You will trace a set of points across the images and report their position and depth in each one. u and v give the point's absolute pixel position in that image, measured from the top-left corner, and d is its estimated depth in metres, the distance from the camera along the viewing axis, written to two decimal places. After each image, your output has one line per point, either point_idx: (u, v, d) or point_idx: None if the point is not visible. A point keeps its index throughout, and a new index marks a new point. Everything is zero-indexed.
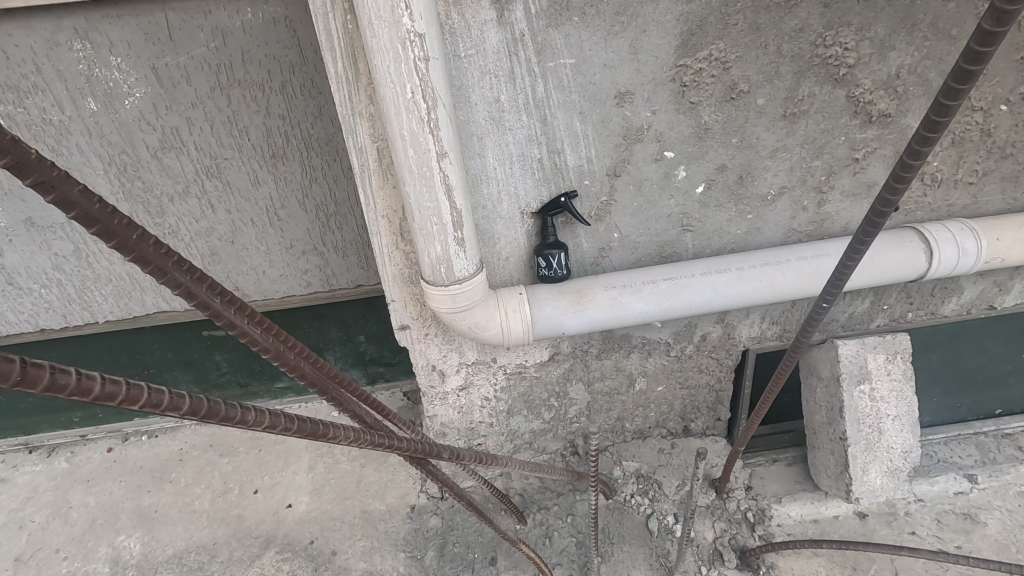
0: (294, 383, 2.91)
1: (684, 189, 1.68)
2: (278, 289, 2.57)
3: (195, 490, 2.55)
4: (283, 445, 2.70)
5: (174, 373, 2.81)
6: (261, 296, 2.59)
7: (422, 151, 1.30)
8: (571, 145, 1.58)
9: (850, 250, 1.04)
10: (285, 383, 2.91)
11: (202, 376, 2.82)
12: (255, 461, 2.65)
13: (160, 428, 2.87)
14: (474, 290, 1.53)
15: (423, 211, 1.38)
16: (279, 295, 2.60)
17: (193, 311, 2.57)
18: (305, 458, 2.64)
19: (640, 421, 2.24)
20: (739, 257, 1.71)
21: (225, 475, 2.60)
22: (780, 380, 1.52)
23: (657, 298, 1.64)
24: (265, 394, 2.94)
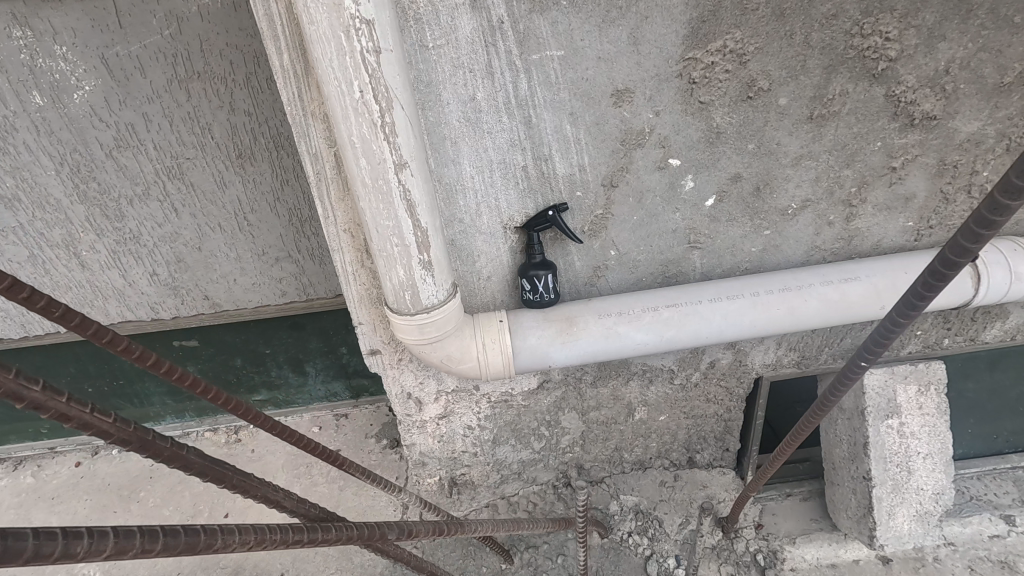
0: (273, 396, 2.73)
1: (692, 201, 1.45)
2: (251, 298, 2.38)
3: (163, 512, 2.39)
4: (259, 464, 2.54)
5: (144, 384, 2.64)
6: (233, 306, 2.40)
7: (377, 160, 1.09)
8: (560, 150, 1.36)
9: (903, 301, 0.81)
10: (262, 395, 2.73)
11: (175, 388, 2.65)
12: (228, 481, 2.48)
13: (131, 441, 2.72)
14: (447, 318, 1.33)
15: (382, 230, 1.17)
16: (252, 305, 2.40)
17: (160, 321, 2.40)
18: (281, 479, 2.48)
19: (640, 452, 2.04)
20: (754, 280, 1.48)
21: (195, 496, 2.43)
22: (796, 438, 1.23)
23: (658, 328, 1.42)
24: (241, 407, 2.75)
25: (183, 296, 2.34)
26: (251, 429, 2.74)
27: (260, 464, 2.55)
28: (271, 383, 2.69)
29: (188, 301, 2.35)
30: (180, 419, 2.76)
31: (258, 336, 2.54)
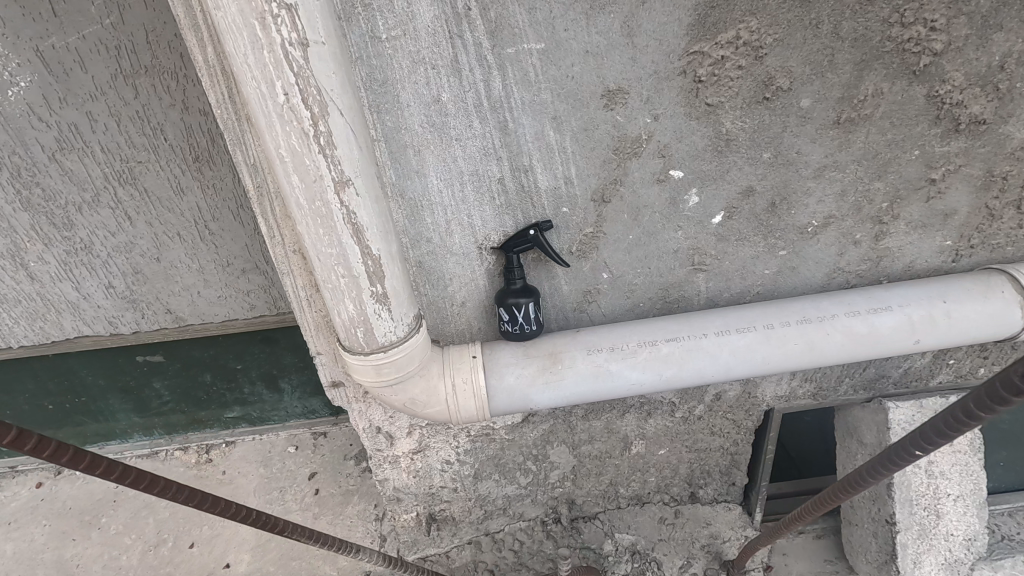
0: (247, 413, 2.56)
1: (697, 218, 1.25)
2: (217, 311, 2.20)
3: (126, 540, 2.23)
4: (230, 488, 2.38)
5: (110, 401, 2.47)
6: (198, 320, 2.21)
7: (314, 178, 0.89)
8: (542, 161, 1.16)
9: (990, 388, 0.65)
10: (235, 412, 2.56)
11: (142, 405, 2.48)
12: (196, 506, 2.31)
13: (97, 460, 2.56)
14: (409, 359, 1.14)
15: (326, 260, 0.98)
16: (218, 319, 2.22)
17: (120, 336, 2.22)
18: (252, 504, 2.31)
19: (638, 487, 1.85)
20: (768, 309, 1.28)
21: (160, 523, 2.27)
22: (816, 510, 1.04)
23: (656, 366, 1.23)
24: (214, 424, 2.58)
25: (143, 309, 2.16)
26: (223, 447, 2.57)
27: (231, 488, 2.38)
28: (245, 399, 2.52)
29: (150, 314, 2.17)
30: (149, 435, 2.59)
31: (228, 351, 2.36)
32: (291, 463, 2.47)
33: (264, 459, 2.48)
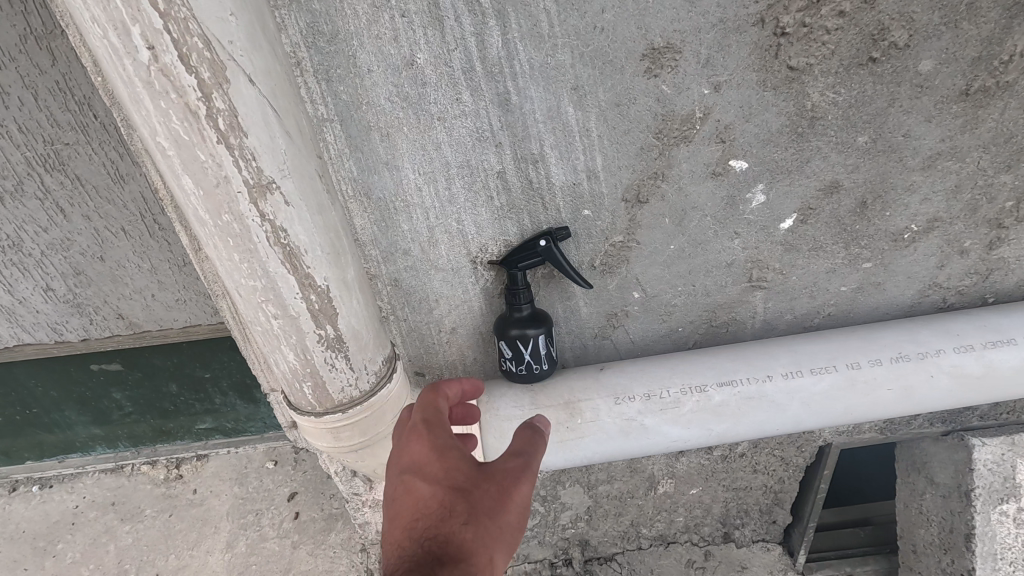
0: (219, 424, 1.97)
1: (761, 223, 0.95)
2: (178, 316, 1.62)
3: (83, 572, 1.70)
4: (201, 510, 1.82)
5: (65, 415, 1.88)
6: (156, 325, 1.64)
7: (215, 181, 0.58)
8: (559, 149, 0.85)
9: None
10: (205, 424, 1.96)
11: (98, 419, 1.91)
12: (160, 534, 1.76)
13: (56, 477, 1.95)
14: (379, 418, 0.85)
15: (248, 296, 0.68)
16: (181, 324, 1.64)
17: (64, 342, 1.65)
18: (225, 531, 1.76)
19: (663, 526, 1.58)
20: (852, 342, 0.98)
21: (121, 552, 1.73)
22: None
23: (704, 419, 0.93)
24: (184, 437, 1.98)
25: (90, 315, 1.57)
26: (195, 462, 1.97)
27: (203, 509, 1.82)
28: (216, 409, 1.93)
29: (99, 320, 1.60)
30: (113, 451, 1.99)
31: (197, 359, 1.79)
32: (271, 481, 1.88)
33: (241, 476, 1.90)
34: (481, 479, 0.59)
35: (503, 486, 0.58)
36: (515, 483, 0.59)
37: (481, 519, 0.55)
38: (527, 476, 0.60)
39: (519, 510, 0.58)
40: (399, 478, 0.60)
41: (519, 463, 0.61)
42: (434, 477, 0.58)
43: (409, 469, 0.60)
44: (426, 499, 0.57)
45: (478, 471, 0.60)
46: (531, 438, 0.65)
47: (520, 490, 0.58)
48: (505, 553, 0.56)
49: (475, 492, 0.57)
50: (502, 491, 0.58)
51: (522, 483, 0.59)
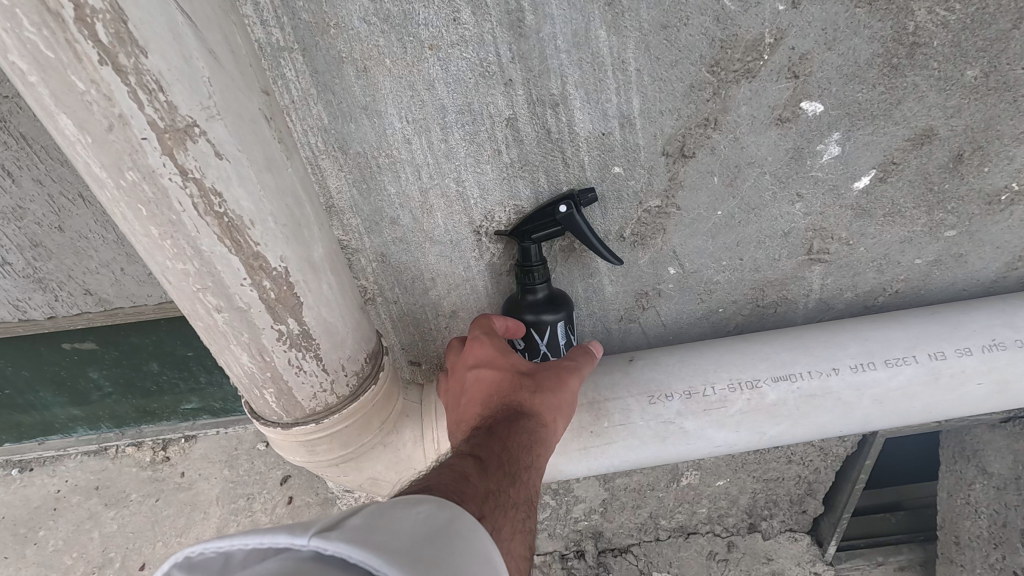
0: (208, 406, 1.61)
1: (830, 183, 0.77)
2: (155, 293, 1.24)
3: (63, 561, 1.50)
4: (189, 495, 1.57)
5: (38, 397, 1.53)
6: (130, 302, 1.26)
7: (107, 122, 0.40)
8: (586, 88, 0.66)
9: None
10: (200, 403, 1.60)
11: (67, 402, 1.55)
12: (145, 520, 1.54)
13: (36, 459, 1.65)
14: (362, 427, 0.69)
15: (178, 283, 0.51)
16: (159, 301, 1.26)
17: (26, 323, 1.28)
18: (215, 517, 1.53)
19: (684, 518, 1.44)
20: (936, 326, 0.81)
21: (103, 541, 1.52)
22: None
23: (754, 420, 0.78)
24: (174, 417, 1.63)
25: (49, 294, 1.21)
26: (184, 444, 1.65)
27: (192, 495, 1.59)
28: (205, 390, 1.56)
29: (64, 298, 1.22)
30: (97, 431, 1.65)
31: (180, 336, 1.42)
32: (263, 464, 1.61)
33: (231, 459, 1.62)
34: (543, 368, 0.69)
35: (559, 372, 0.69)
36: (571, 372, 0.69)
37: (547, 391, 0.66)
38: (578, 362, 0.71)
39: (574, 393, 0.68)
40: (471, 369, 0.68)
41: (572, 361, 0.71)
42: (503, 365, 0.68)
43: (481, 364, 0.68)
44: (499, 380, 0.67)
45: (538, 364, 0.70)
46: (577, 351, 0.74)
47: (574, 377, 0.68)
48: (565, 421, 0.67)
49: (540, 375, 0.67)
50: (561, 377, 0.68)
51: (575, 371, 0.70)
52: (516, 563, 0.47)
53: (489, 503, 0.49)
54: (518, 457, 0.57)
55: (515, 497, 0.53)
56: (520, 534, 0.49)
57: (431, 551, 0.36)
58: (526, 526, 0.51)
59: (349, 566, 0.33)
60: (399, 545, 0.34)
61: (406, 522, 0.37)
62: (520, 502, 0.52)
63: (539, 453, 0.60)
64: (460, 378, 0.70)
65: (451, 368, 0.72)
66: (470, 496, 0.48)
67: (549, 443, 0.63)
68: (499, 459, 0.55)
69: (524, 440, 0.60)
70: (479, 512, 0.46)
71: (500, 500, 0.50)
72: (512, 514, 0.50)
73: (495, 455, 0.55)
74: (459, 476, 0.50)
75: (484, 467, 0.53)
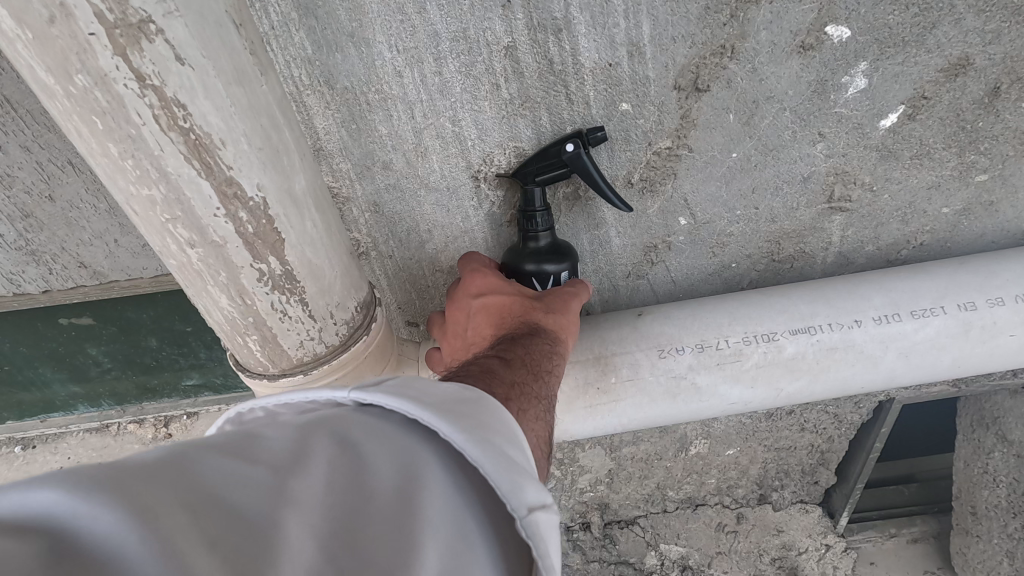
0: (207, 381, 1.57)
1: (855, 120, 0.71)
2: (147, 264, 1.19)
3: None
4: None
5: (37, 373, 1.49)
6: (124, 275, 1.22)
7: (47, 13, 0.35)
8: (591, 10, 0.60)
9: None
10: (199, 380, 1.55)
11: (67, 379, 1.51)
12: None
13: (40, 437, 1.63)
14: (354, 382, 0.66)
15: (145, 214, 0.46)
16: (154, 274, 1.20)
17: (24, 295, 1.24)
18: None
19: (693, 490, 1.40)
20: (965, 276, 0.75)
21: None
22: None
23: (771, 375, 0.74)
24: (174, 394, 1.58)
25: (39, 265, 1.17)
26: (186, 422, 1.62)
27: None
28: (203, 365, 1.51)
29: (58, 271, 1.18)
30: (98, 409, 1.61)
31: (177, 310, 1.37)
32: None
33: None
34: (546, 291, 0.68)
35: (567, 295, 0.68)
36: (573, 294, 0.69)
37: (558, 311, 0.65)
38: (583, 289, 0.70)
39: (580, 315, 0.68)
40: (477, 298, 0.66)
41: (573, 285, 0.70)
42: (508, 290, 0.66)
43: (487, 292, 0.66)
44: (509, 303, 0.65)
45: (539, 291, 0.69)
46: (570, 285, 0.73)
47: (580, 296, 0.68)
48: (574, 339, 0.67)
49: (544, 297, 0.67)
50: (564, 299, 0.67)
51: (581, 295, 0.69)
52: (539, 445, 0.49)
53: (516, 395, 0.50)
54: (537, 362, 0.57)
55: (539, 394, 0.53)
56: (542, 422, 0.51)
57: (466, 409, 0.35)
58: (547, 417, 0.52)
59: (385, 415, 0.33)
60: (433, 401, 0.35)
61: (438, 389, 0.37)
62: (543, 399, 0.53)
63: (557, 363, 0.61)
64: (464, 309, 0.66)
65: (451, 302, 0.68)
66: (493, 385, 0.49)
67: (564, 356, 0.63)
68: (522, 363, 0.56)
69: (543, 351, 0.60)
70: (504, 398, 0.48)
71: (525, 392, 0.51)
72: (538, 406, 0.51)
73: (519, 359, 0.56)
74: (485, 374, 0.50)
75: (509, 370, 0.53)
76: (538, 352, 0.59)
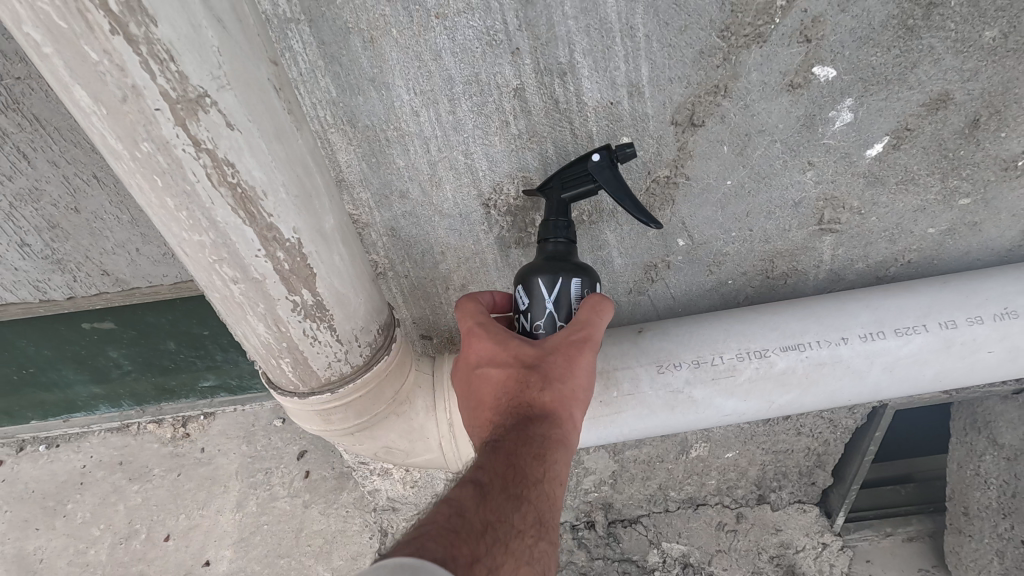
0: (223, 384, 1.64)
1: (843, 150, 0.76)
2: (168, 273, 1.26)
3: (92, 533, 1.52)
4: (209, 469, 1.59)
5: (60, 375, 1.57)
6: (146, 284, 1.29)
7: (120, 93, 0.41)
8: (594, 55, 0.65)
9: None
10: (216, 381, 1.63)
11: (92, 381, 1.59)
12: (168, 494, 1.56)
13: (62, 436, 1.69)
14: (374, 397, 0.71)
15: (194, 255, 0.52)
16: (172, 282, 1.28)
17: (55, 302, 1.31)
18: (236, 490, 1.55)
19: (693, 490, 1.45)
20: (947, 295, 0.80)
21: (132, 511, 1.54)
22: None
23: (763, 388, 0.79)
24: (191, 394, 1.66)
25: (66, 275, 1.23)
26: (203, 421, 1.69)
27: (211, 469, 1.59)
28: (220, 368, 1.58)
29: (84, 278, 1.25)
30: (119, 409, 1.69)
31: (196, 316, 1.44)
32: (281, 440, 1.61)
33: (250, 434, 1.63)
34: (549, 350, 0.63)
35: (569, 356, 0.63)
36: (581, 348, 0.64)
37: (554, 384, 0.62)
38: (589, 343, 0.64)
39: (586, 375, 0.64)
40: (473, 369, 0.65)
41: (582, 330, 0.64)
42: (505, 363, 0.63)
43: (482, 363, 0.65)
44: (503, 378, 0.63)
45: (543, 347, 0.64)
46: (586, 308, 0.66)
47: (583, 354, 0.63)
48: (579, 408, 0.63)
49: (545, 364, 0.62)
50: (568, 360, 0.63)
51: (585, 354, 0.63)
52: None
53: (487, 539, 0.50)
54: (523, 470, 0.56)
55: (517, 523, 0.53)
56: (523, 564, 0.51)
57: None
58: (533, 550, 0.52)
59: None
60: None
61: None
62: (521, 528, 0.53)
63: (550, 456, 0.58)
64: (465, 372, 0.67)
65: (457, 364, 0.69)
66: (464, 534, 0.49)
67: (562, 438, 0.60)
68: (501, 479, 0.55)
69: (532, 445, 0.58)
70: (471, 554, 0.47)
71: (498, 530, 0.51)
72: (511, 543, 0.51)
73: (497, 474, 0.55)
74: (455, 514, 0.51)
75: (484, 497, 0.53)
76: (527, 449, 0.57)
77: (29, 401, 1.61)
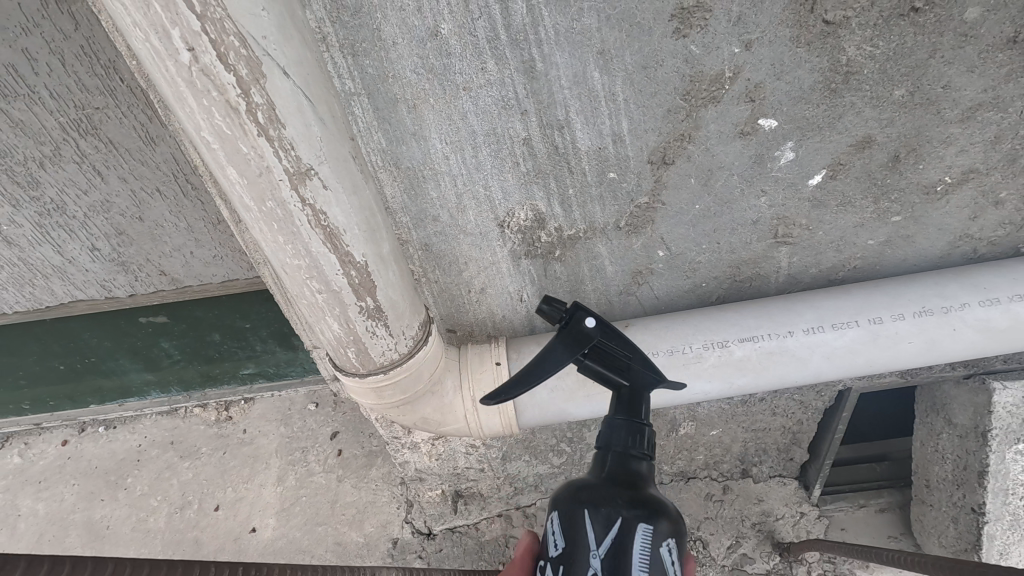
0: (260, 371, 1.87)
1: (789, 180, 0.94)
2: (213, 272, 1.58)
3: (150, 503, 1.71)
4: (251, 448, 1.77)
5: (118, 364, 1.84)
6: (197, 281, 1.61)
7: (258, 171, 0.61)
8: (585, 114, 0.84)
9: None
10: (256, 369, 1.86)
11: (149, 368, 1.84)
12: (217, 469, 1.75)
13: (118, 418, 1.90)
14: (415, 378, 0.91)
15: (293, 273, 0.72)
16: (219, 280, 1.61)
17: (116, 299, 1.64)
18: (276, 466, 1.73)
19: (683, 464, 1.64)
20: (878, 296, 0.98)
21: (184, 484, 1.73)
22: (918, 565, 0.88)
23: (726, 372, 0.98)
24: (233, 380, 1.89)
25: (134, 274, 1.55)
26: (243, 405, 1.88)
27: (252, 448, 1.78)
28: (259, 357, 1.82)
29: (144, 277, 1.56)
30: (167, 394, 1.91)
31: (237, 310, 1.72)
32: (315, 422, 1.80)
33: (286, 417, 1.82)
34: None
35: None
36: None
37: None
38: None
39: None
40: None
41: None
42: None
43: None
44: None
45: None
46: None
47: None
48: None
49: None
50: None
51: None
52: None
53: None
54: None
55: None
56: None
57: None
58: None
59: None
60: None
61: None
62: None
63: None
64: None
65: None
66: None
67: None
68: None
69: None
70: None
71: None
72: None
73: None
74: None
75: None
76: None
77: (90, 388, 1.88)
